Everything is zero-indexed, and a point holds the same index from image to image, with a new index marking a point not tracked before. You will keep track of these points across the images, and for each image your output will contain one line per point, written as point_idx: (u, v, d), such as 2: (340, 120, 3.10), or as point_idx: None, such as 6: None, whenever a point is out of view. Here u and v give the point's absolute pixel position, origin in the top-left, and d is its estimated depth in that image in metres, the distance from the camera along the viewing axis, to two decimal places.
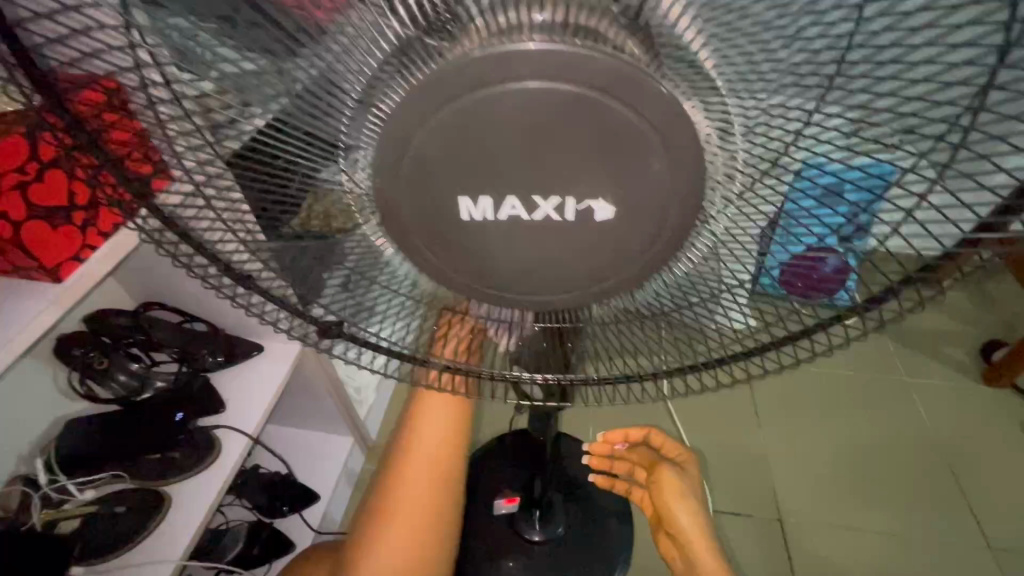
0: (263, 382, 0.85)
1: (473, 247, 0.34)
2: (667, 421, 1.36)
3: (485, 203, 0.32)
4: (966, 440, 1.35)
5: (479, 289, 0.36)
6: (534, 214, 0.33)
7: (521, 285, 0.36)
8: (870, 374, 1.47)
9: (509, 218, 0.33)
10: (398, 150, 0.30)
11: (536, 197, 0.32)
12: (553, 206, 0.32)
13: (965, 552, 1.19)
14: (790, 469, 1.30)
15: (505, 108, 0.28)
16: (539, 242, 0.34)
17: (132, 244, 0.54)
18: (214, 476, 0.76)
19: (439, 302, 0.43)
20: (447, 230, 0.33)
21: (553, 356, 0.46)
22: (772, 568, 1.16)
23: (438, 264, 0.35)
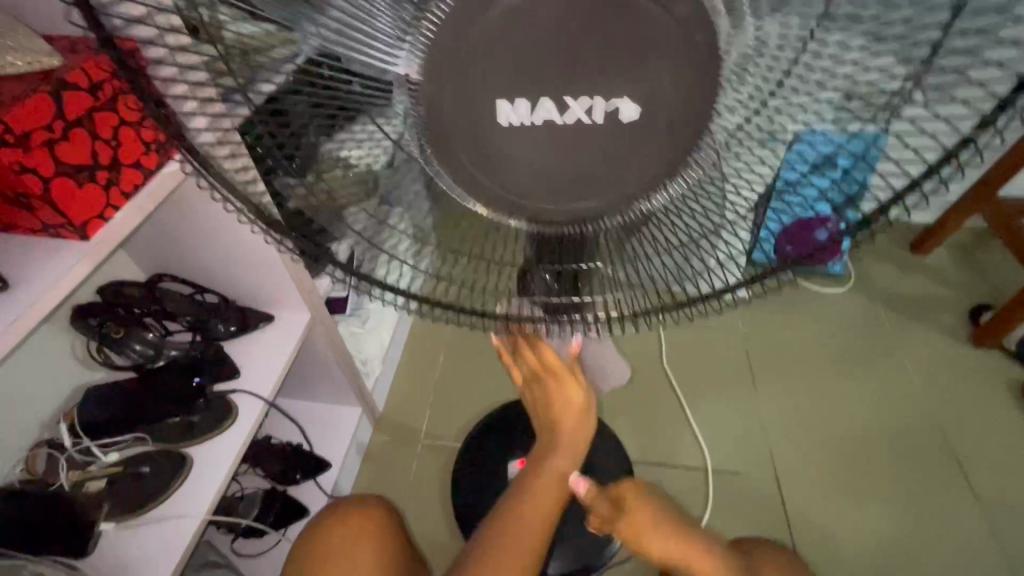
0: (277, 350, 0.87)
1: (497, 163, 0.36)
2: (666, 389, 1.40)
3: (522, 105, 0.34)
4: (954, 400, 1.40)
5: (505, 205, 0.38)
6: (567, 116, 0.35)
7: (544, 196, 0.37)
8: (862, 340, 1.51)
9: (544, 121, 0.34)
10: (436, 65, 0.32)
11: (569, 98, 0.34)
12: (584, 109, 0.34)
13: (953, 504, 1.24)
14: (785, 433, 1.34)
15: (528, 21, 0.30)
16: (557, 150, 0.36)
17: (152, 205, 0.56)
18: (234, 438, 0.78)
19: (449, 246, 0.47)
20: (472, 140, 0.35)
21: (563, 290, 0.49)
22: (769, 523, 1.21)
23: (466, 176, 0.37)
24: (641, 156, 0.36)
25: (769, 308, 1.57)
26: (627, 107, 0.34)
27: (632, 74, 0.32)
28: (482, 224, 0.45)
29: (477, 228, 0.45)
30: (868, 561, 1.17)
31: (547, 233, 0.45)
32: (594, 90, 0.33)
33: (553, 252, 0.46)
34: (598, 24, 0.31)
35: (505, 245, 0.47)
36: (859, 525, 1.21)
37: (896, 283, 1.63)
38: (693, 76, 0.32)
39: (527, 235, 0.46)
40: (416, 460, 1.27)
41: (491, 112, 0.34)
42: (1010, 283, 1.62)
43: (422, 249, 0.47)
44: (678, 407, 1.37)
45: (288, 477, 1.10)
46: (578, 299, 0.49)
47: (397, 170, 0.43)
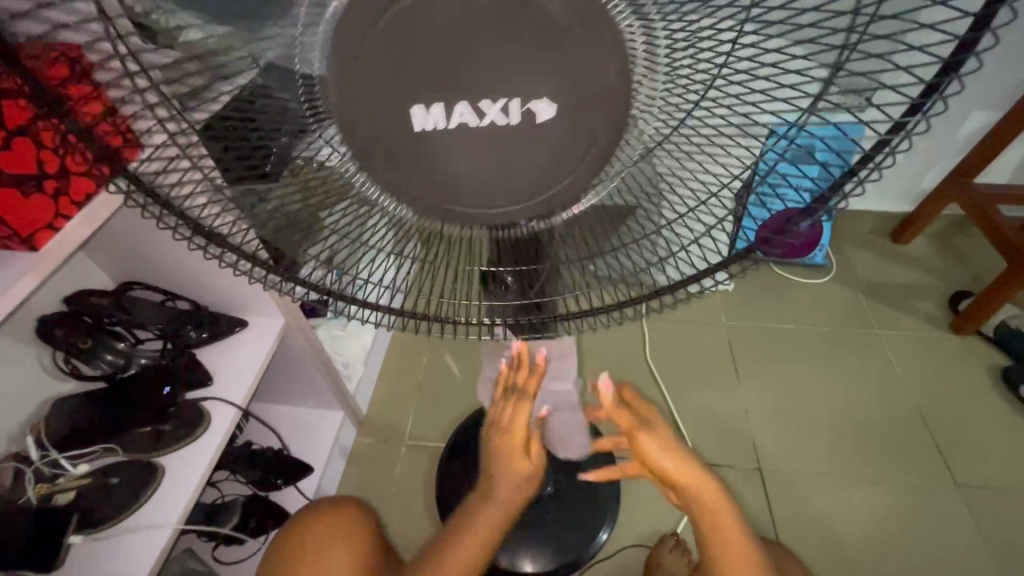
0: (250, 357, 0.86)
1: (427, 164, 0.35)
2: (650, 383, 1.40)
3: (435, 110, 0.33)
4: (934, 386, 1.41)
5: (442, 210, 0.37)
6: (484, 120, 0.34)
7: (487, 197, 0.37)
8: (843, 329, 1.52)
9: (459, 126, 0.34)
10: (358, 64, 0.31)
11: (484, 103, 0.33)
12: (499, 109, 0.33)
13: (934, 489, 1.25)
14: (769, 424, 1.34)
15: (436, 17, 0.29)
16: (485, 149, 0.35)
17: (106, 213, 0.55)
18: (207, 445, 0.77)
19: (424, 257, 0.47)
20: (394, 140, 0.34)
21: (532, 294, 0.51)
22: (752, 514, 1.21)
23: (395, 182, 0.36)
24: (582, 152, 0.35)
25: (752, 300, 1.57)
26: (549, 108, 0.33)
27: (566, 68, 0.31)
28: (442, 236, 0.45)
29: (439, 240, 0.46)
30: (851, 549, 1.18)
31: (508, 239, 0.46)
32: (524, 87, 0.32)
33: (517, 260, 0.47)
34: (515, 20, 0.30)
35: (469, 254, 0.48)
36: (843, 514, 1.22)
37: (877, 271, 1.64)
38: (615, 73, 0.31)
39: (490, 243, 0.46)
40: (401, 460, 1.26)
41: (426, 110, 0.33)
42: (988, 269, 1.64)
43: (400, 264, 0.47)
44: (662, 400, 1.37)
45: (269, 483, 1.09)
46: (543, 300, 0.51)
47: (359, 181, 0.41)
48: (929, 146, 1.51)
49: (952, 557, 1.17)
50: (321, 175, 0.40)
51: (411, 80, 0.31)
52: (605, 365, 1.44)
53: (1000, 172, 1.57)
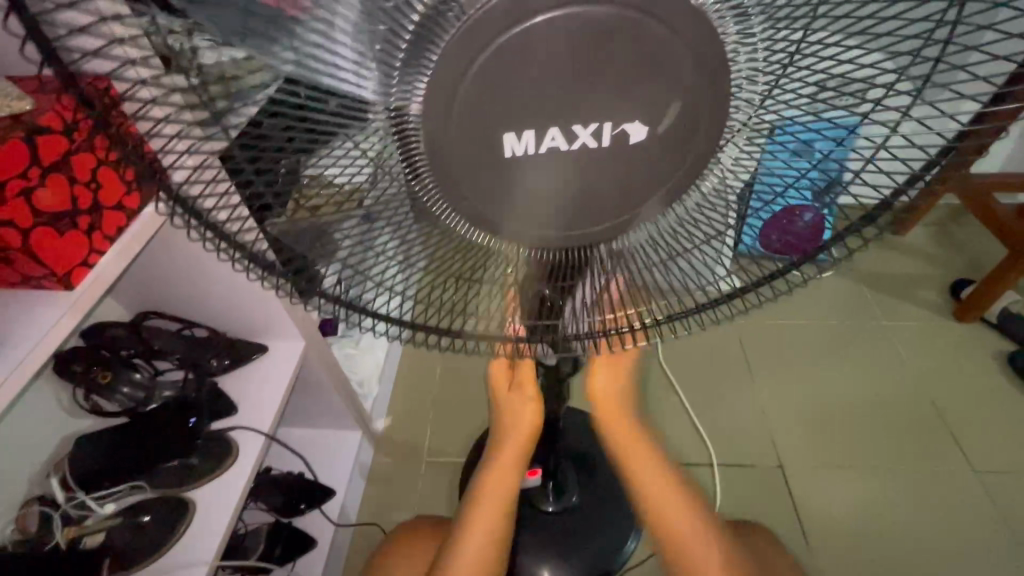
0: (274, 382, 0.84)
1: (509, 196, 0.36)
2: (665, 386, 1.40)
3: (527, 137, 0.33)
4: (944, 374, 1.43)
5: (517, 237, 0.38)
6: (574, 144, 0.34)
7: (560, 222, 0.38)
8: (850, 322, 1.54)
9: (549, 150, 0.34)
10: (440, 97, 0.31)
11: (577, 127, 0.33)
12: (591, 133, 0.34)
13: (952, 477, 1.27)
14: (785, 420, 1.35)
15: (525, 48, 0.30)
16: (560, 174, 0.35)
17: (137, 247, 0.53)
18: (238, 475, 0.75)
19: (443, 268, 0.45)
20: (476, 168, 0.34)
21: (565, 305, 0.48)
22: (778, 513, 1.21)
23: (473, 210, 0.36)
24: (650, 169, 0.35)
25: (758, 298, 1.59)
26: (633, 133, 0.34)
27: (640, 90, 0.32)
28: (482, 252, 0.44)
29: (479, 256, 0.44)
30: (877, 542, 1.18)
31: (558, 257, 0.44)
32: (595, 111, 0.33)
33: (565, 274, 0.45)
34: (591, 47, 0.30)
35: (494, 261, 0.44)
36: (865, 507, 1.23)
37: (879, 263, 1.67)
38: (696, 96, 0.32)
39: (532, 259, 0.44)
40: (421, 477, 1.25)
41: (499, 138, 0.33)
42: (987, 255, 1.67)
43: (410, 272, 0.44)
44: (678, 403, 1.37)
45: (291, 508, 1.06)
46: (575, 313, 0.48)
47: (373, 196, 0.38)
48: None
49: (976, 544, 1.18)
50: (333, 191, 0.40)
51: (497, 111, 0.32)
52: None
53: (993, 161, 1.60)
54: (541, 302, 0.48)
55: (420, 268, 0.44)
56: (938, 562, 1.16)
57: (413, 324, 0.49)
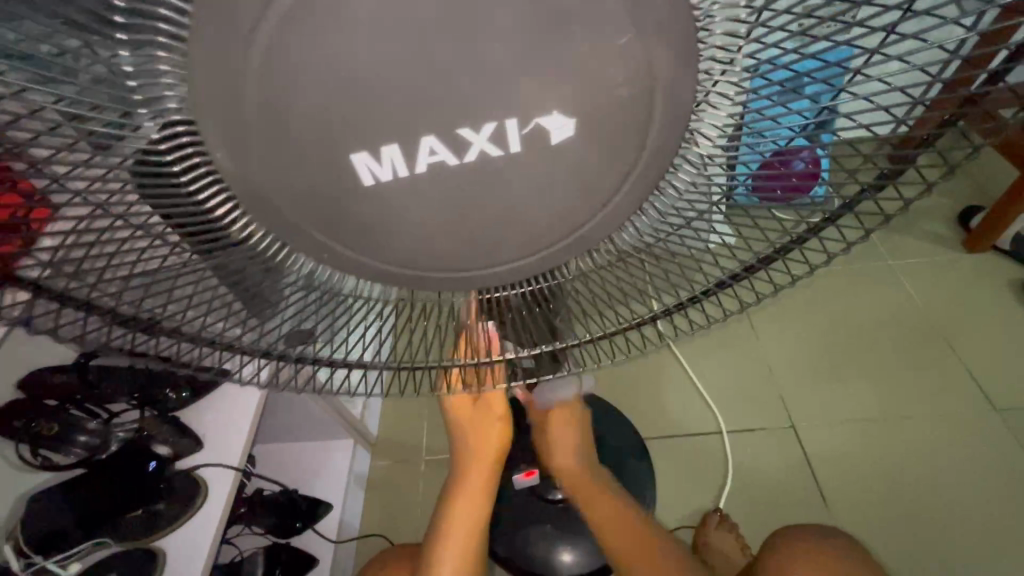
0: (240, 411, 0.78)
1: (379, 232, 0.29)
2: (667, 354, 1.34)
3: (389, 156, 0.26)
4: (958, 310, 1.36)
5: (413, 281, 0.32)
6: (467, 155, 0.27)
7: (453, 261, 0.31)
8: (855, 266, 1.46)
9: (431, 166, 0.27)
10: (296, 67, 0.23)
11: (466, 132, 0.26)
12: (489, 138, 0.26)
13: (971, 419, 1.21)
14: (793, 375, 1.29)
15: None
16: (448, 204, 0.28)
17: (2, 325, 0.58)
18: (208, 517, 0.70)
19: (417, 304, 0.39)
20: (343, 205, 0.28)
21: (534, 324, 0.42)
22: (792, 474, 1.17)
23: (354, 262, 0.31)
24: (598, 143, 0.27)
25: None
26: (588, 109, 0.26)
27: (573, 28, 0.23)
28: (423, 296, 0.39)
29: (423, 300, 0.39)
30: (900, 493, 1.14)
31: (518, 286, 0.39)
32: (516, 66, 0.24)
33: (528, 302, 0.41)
34: None
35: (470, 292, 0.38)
36: (885, 457, 1.18)
37: None
38: (659, 51, 0.25)
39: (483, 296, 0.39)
40: (421, 476, 1.21)
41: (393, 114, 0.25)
42: (994, 178, 1.58)
43: (381, 313, 0.39)
44: (681, 371, 1.31)
45: (288, 528, 1.03)
46: (556, 332, 0.43)
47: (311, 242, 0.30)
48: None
49: (1003, 483, 1.14)
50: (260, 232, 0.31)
51: (394, 83, 0.24)
52: None
53: None
54: (512, 322, 0.42)
55: (391, 305, 0.39)
56: (966, 507, 1.12)
57: (385, 365, 0.42)
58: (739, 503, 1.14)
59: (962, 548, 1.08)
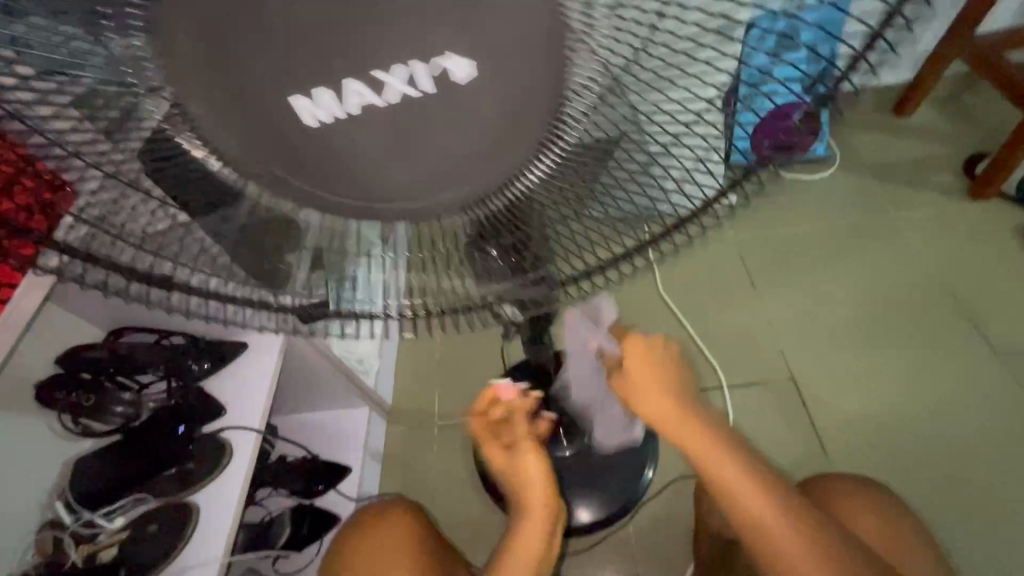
0: (258, 378, 0.84)
1: (329, 161, 0.34)
2: (669, 316, 1.37)
3: (323, 99, 0.31)
4: (961, 259, 1.36)
5: (371, 213, 0.36)
6: (387, 95, 0.31)
7: (398, 191, 0.35)
8: (856, 219, 1.46)
9: (363, 107, 0.32)
10: None
11: (381, 73, 0.30)
12: (406, 80, 0.31)
13: (972, 365, 1.23)
14: (794, 330, 1.32)
15: None
16: (384, 139, 0.33)
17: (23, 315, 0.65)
18: (235, 474, 0.76)
19: (426, 248, 0.44)
20: (302, 152, 0.33)
21: (524, 264, 0.46)
22: (792, 425, 1.20)
23: (317, 197, 0.36)
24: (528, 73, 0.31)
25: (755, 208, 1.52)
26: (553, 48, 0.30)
27: None
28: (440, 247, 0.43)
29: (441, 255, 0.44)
30: (897, 438, 1.17)
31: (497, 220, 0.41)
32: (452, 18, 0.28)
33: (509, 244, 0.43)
34: None
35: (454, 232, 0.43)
36: (884, 404, 1.21)
37: (884, 151, 1.56)
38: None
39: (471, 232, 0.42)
40: (435, 440, 1.27)
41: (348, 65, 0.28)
42: (1003, 124, 1.55)
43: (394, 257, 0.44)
44: (683, 330, 1.35)
45: (311, 489, 1.10)
46: (542, 268, 0.46)
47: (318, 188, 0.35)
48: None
49: (1002, 426, 1.16)
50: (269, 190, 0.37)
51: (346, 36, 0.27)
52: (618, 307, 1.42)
53: (1004, 19, 1.45)
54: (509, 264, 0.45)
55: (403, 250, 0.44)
56: (962, 449, 1.15)
57: (410, 310, 0.46)
58: None
59: (958, 488, 1.11)
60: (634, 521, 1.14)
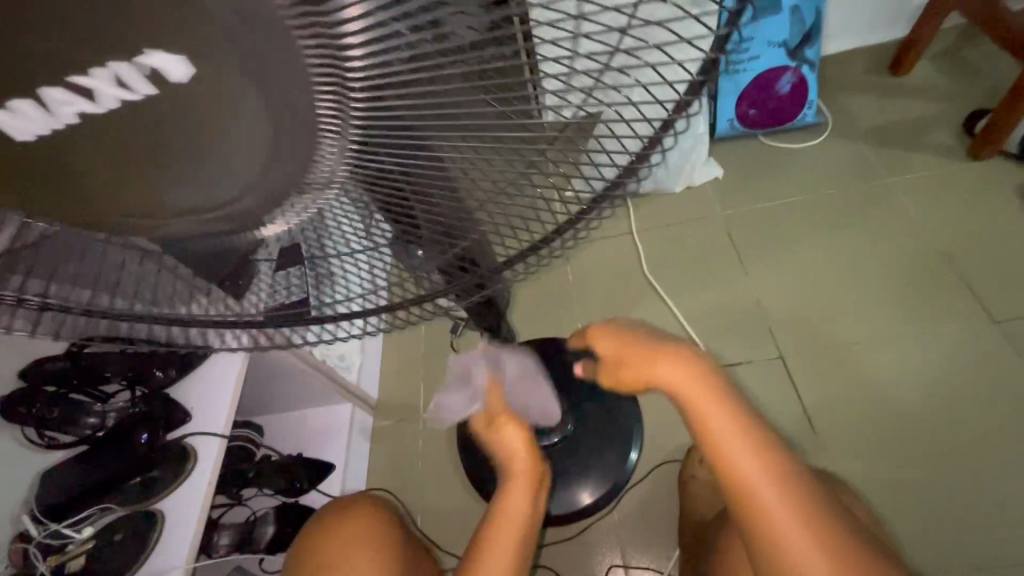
0: (222, 383, 0.83)
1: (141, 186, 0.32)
2: (654, 298, 1.36)
3: (24, 108, 0.27)
4: (961, 224, 1.30)
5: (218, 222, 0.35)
6: (100, 100, 0.27)
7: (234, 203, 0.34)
8: (849, 188, 1.40)
9: (84, 116, 0.28)
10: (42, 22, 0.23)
11: (79, 77, 0.26)
12: (109, 80, 0.26)
13: (971, 334, 1.18)
14: (783, 307, 1.28)
15: None
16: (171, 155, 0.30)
17: None
18: (199, 480, 0.76)
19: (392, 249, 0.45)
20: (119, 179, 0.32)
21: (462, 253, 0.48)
22: (782, 404, 1.17)
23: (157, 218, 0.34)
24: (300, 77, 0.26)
25: (743, 183, 1.48)
26: (305, 36, 0.24)
27: None
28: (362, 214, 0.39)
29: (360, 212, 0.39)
30: (891, 414, 1.13)
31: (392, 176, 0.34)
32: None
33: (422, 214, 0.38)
34: None
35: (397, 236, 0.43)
36: (877, 379, 1.16)
37: (879, 114, 1.49)
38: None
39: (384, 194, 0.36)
40: (422, 433, 1.27)
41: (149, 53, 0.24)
42: (1007, 77, 1.46)
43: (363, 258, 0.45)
44: (669, 312, 1.33)
45: (296, 488, 1.11)
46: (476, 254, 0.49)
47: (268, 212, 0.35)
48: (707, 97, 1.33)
49: (1002, 398, 1.11)
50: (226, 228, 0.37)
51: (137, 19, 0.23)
52: (603, 292, 1.40)
53: None
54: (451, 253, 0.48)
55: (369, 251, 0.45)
56: (960, 423, 1.10)
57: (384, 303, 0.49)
58: None
59: (956, 463, 1.07)
60: (620, 506, 1.13)
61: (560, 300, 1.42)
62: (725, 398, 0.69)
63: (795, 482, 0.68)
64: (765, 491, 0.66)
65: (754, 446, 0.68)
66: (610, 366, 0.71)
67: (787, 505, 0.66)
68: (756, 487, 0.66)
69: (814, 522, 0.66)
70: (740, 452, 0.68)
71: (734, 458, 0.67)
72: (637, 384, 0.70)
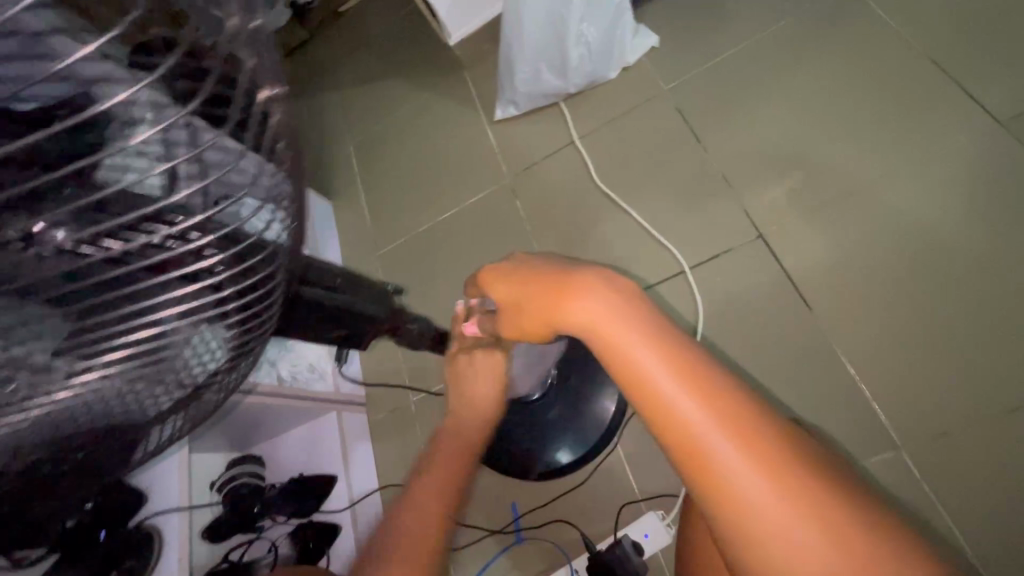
0: (172, 468, 0.87)
1: None
2: (613, 209, 1.23)
3: None
4: (942, 19, 1.09)
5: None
6: None
7: None
8: (803, 11, 1.19)
9: None
10: None
11: None
12: None
13: (972, 142, 1.00)
14: (752, 177, 1.13)
15: None
16: None
17: None
18: (169, 562, 0.78)
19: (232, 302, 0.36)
20: None
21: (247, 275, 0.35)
22: (768, 285, 1.06)
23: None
24: None
25: (680, 43, 1.27)
26: None
27: None
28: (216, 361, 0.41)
29: (229, 345, 0.40)
30: (893, 263, 0.99)
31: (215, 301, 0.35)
32: None
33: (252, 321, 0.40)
34: None
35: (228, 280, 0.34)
36: (868, 227, 1.02)
37: None
38: None
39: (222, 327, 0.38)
40: (413, 418, 1.24)
41: None
42: None
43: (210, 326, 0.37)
44: (631, 220, 1.20)
45: (306, 508, 1.11)
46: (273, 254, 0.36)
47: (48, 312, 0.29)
48: (510, 15, 1.16)
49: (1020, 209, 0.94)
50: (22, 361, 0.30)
51: None
52: (557, 216, 1.28)
53: None
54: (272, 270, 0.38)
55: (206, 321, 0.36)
56: (973, 250, 0.95)
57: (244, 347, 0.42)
58: (721, 334, 1.06)
59: (974, 294, 0.93)
60: (621, 440, 1.06)
61: (517, 237, 1.30)
62: (639, 311, 0.52)
63: (747, 407, 0.47)
64: (694, 417, 0.46)
65: (674, 365, 0.48)
66: (507, 315, 0.60)
67: (730, 434, 0.45)
68: (682, 418, 0.46)
69: (772, 458, 0.44)
70: (660, 379, 0.47)
71: (647, 373, 0.48)
72: (536, 324, 0.57)
